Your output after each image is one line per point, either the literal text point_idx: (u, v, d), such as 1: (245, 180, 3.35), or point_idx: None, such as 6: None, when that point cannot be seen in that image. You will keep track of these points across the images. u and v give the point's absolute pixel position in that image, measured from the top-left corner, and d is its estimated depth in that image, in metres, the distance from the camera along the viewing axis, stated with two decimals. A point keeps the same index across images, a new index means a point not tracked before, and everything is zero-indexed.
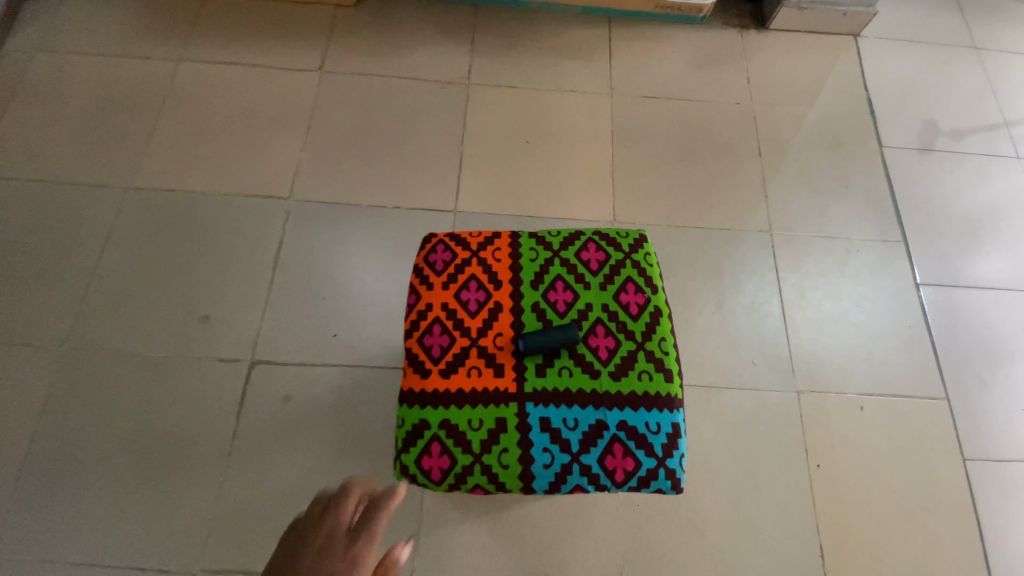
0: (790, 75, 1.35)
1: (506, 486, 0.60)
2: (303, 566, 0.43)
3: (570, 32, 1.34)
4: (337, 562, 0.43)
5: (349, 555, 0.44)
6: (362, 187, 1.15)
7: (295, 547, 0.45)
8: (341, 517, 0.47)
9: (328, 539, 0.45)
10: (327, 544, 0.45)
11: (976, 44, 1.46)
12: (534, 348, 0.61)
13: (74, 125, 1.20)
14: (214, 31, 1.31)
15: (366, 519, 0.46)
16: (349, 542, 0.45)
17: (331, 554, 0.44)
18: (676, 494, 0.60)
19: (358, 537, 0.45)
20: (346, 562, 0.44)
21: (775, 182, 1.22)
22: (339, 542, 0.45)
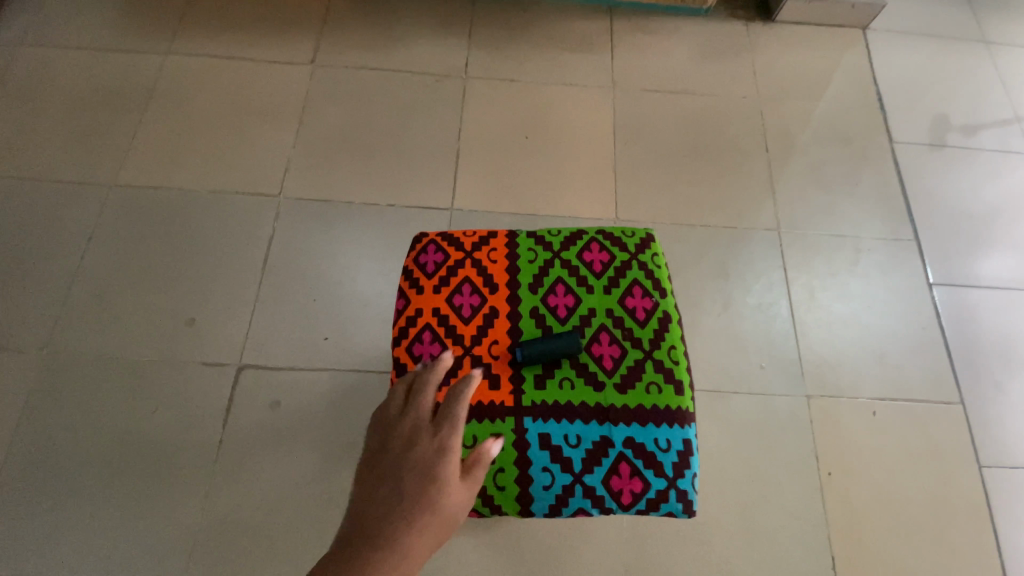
0: (797, 68, 1.31)
1: (503, 508, 0.56)
2: (396, 453, 0.48)
3: (570, 24, 1.30)
4: (424, 449, 0.47)
5: (435, 442, 0.48)
6: (355, 184, 1.11)
7: (389, 433, 0.50)
8: (421, 410, 0.51)
9: (415, 428, 0.49)
10: (413, 433, 0.49)
11: (986, 36, 1.42)
12: (532, 356, 0.58)
13: (58, 120, 1.16)
14: (203, 23, 1.27)
15: (447, 410, 0.50)
16: (434, 430, 0.49)
17: (419, 441, 0.48)
18: (689, 518, 0.56)
19: (441, 426, 0.49)
20: (432, 448, 0.48)
21: (782, 179, 1.18)
22: (425, 430, 0.49)
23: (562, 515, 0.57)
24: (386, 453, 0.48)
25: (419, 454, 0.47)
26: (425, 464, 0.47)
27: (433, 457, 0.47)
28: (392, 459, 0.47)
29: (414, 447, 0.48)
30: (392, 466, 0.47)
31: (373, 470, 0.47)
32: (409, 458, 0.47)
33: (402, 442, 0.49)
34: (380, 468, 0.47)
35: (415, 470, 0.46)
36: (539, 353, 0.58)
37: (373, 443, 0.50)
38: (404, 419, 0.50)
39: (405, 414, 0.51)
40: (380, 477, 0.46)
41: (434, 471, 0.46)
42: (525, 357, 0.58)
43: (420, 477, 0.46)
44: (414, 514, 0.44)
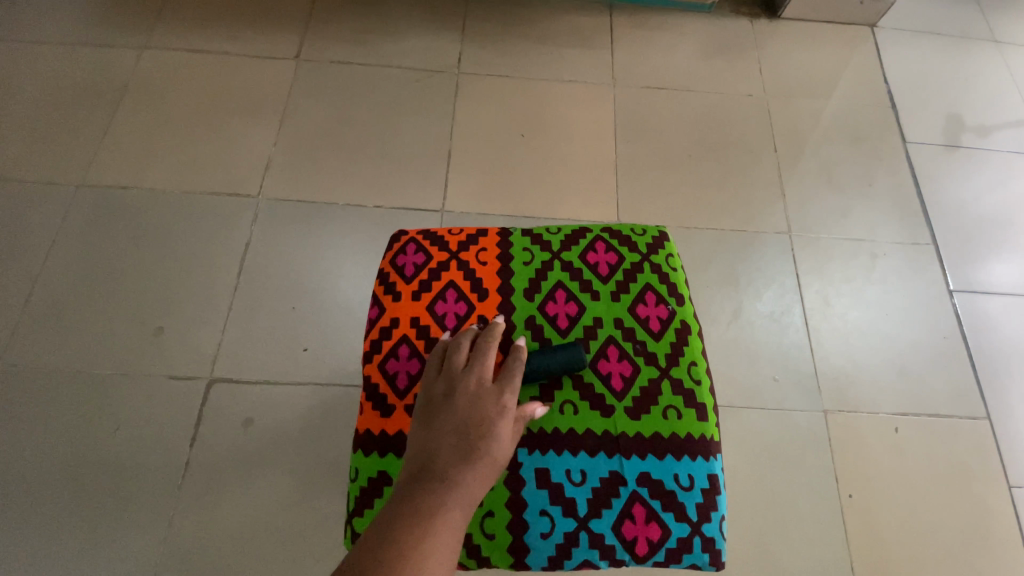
0: (805, 66, 1.26)
1: (492, 560, 0.48)
2: (459, 407, 0.46)
3: (568, 19, 1.25)
4: (489, 409, 0.45)
5: (499, 404, 0.46)
6: (340, 184, 1.04)
7: (448, 387, 0.47)
8: (485, 368, 0.48)
9: (478, 386, 0.47)
10: (477, 391, 0.47)
11: (998, 35, 1.37)
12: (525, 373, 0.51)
13: (23, 116, 1.09)
14: (182, 16, 1.21)
15: (512, 372, 0.48)
16: (501, 387, 0.47)
17: (487, 398, 0.46)
18: (716, 572, 0.49)
19: (508, 385, 0.47)
20: (497, 410, 0.46)
21: (792, 180, 1.12)
22: (488, 389, 0.47)
23: (563, 569, 0.49)
24: (449, 407, 0.46)
25: (484, 415, 0.45)
26: (489, 423, 0.45)
27: (498, 419, 0.45)
28: (455, 414, 0.45)
29: (480, 405, 0.45)
30: (456, 420, 0.45)
31: (433, 423, 0.45)
32: (475, 415, 0.45)
33: (466, 396, 0.46)
34: (444, 423, 0.45)
35: (479, 429, 0.44)
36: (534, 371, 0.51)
37: (429, 392, 0.47)
38: (465, 372, 0.48)
39: (465, 367, 0.48)
40: (442, 432, 0.44)
41: (497, 433, 0.45)
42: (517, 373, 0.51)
43: (485, 438, 0.44)
44: (478, 474, 0.43)
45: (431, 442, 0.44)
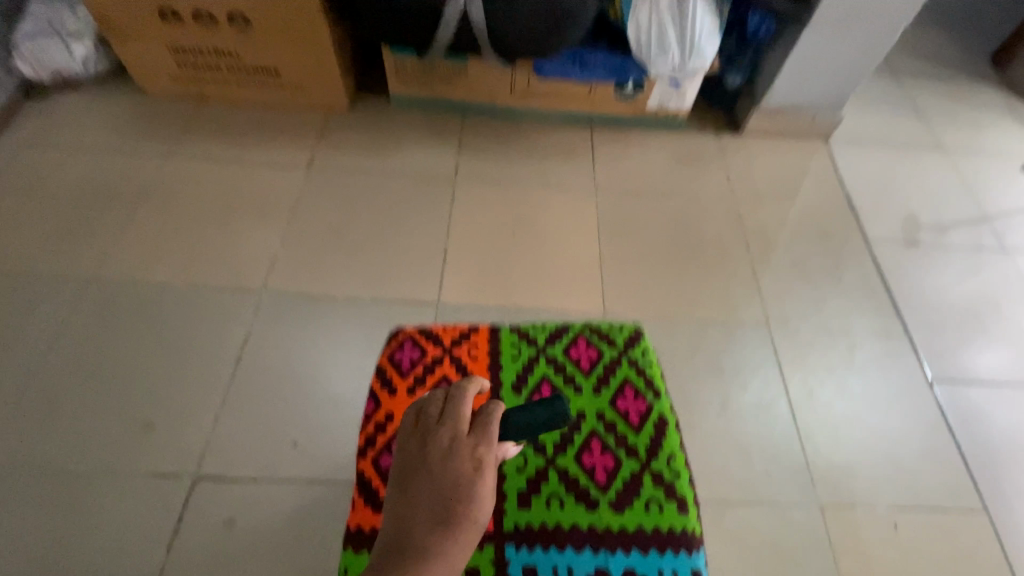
0: (770, 173, 1.39)
1: None
2: (434, 468, 0.46)
3: (554, 134, 1.39)
4: (464, 468, 0.46)
5: (474, 461, 0.46)
6: (340, 279, 1.10)
7: (422, 448, 0.48)
8: (459, 424, 0.48)
9: (452, 443, 0.47)
10: (450, 449, 0.47)
11: (939, 145, 1.53)
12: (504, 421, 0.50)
13: (46, 217, 1.17)
14: (205, 130, 1.34)
15: (487, 425, 0.48)
16: (476, 442, 0.47)
17: (462, 456, 0.47)
18: None
19: (483, 438, 0.47)
20: (472, 467, 0.46)
21: (766, 275, 1.19)
22: (462, 444, 0.47)
23: None
24: (425, 469, 0.46)
25: (459, 475, 0.46)
26: (465, 482, 0.45)
27: (473, 478, 0.46)
28: (431, 477, 0.46)
29: (454, 466, 0.46)
30: (431, 482, 0.45)
31: (409, 487, 0.46)
32: (451, 474, 0.46)
33: (440, 455, 0.47)
34: (420, 485, 0.45)
35: (455, 490, 0.45)
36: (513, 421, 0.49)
37: (406, 452, 0.48)
38: (439, 429, 0.48)
39: (439, 424, 0.49)
40: (419, 498, 0.45)
41: (474, 491, 0.45)
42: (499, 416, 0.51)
43: (461, 499, 0.45)
44: (457, 538, 0.43)
45: (408, 505, 0.45)
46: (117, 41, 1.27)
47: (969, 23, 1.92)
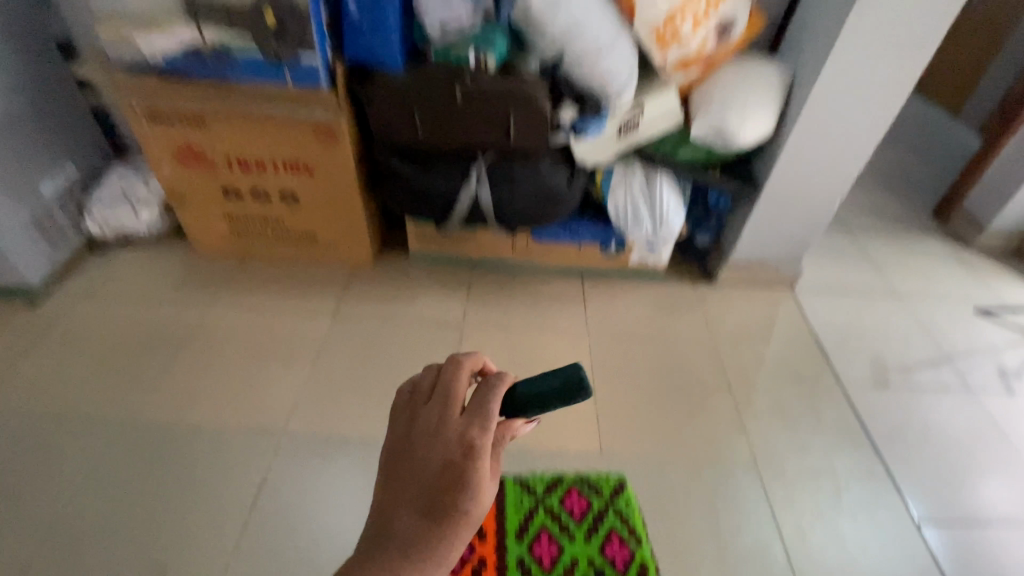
0: (743, 318, 1.55)
1: None
2: (425, 450, 0.51)
3: (550, 283, 1.58)
4: (454, 452, 0.50)
5: (462, 446, 0.50)
6: (355, 421, 1.19)
7: (417, 427, 0.52)
8: (451, 410, 0.53)
9: (444, 426, 0.52)
10: (442, 433, 0.51)
11: (895, 290, 1.71)
12: (518, 388, 0.59)
13: (94, 362, 1.30)
14: (245, 282, 1.53)
15: (480, 411, 0.52)
16: (467, 428, 0.51)
17: (454, 441, 0.51)
18: None
19: (474, 424, 0.51)
20: (461, 451, 0.50)
21: (750, 415, 1.28)
22: (453, 428, 0.51)
23: None
24: (417, 453, 0.51)
25: (447, 458, 0.50)
26: (453, 464, 0.49)
27: (461, 459, 0.50)
28: (421, 458, 0.50)
29: (443, 449, 0.50)
30: (422, 463, 0.50)
31: (402, 462, 0.51)
32: (442, 460, 0.50)
33: (433, 440, 0.51)
34: (412, 468, 0.50)
35: (444, 472, 0.49)
36: (526, 386, 0.59)
37: (401, 432, 0.53)
38: (433, 415, 0.53)
39: (434, 410, 0.53)
40: (410, 475, 0.50)
41: (462, 474, 0.49)
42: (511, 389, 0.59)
43: (448, 481, 0.48)
44: (443, 517, 0.47)
45: (399, 486, 0.49)
46: (180, 211, 1.51)
47: (905, 183, 2.23)
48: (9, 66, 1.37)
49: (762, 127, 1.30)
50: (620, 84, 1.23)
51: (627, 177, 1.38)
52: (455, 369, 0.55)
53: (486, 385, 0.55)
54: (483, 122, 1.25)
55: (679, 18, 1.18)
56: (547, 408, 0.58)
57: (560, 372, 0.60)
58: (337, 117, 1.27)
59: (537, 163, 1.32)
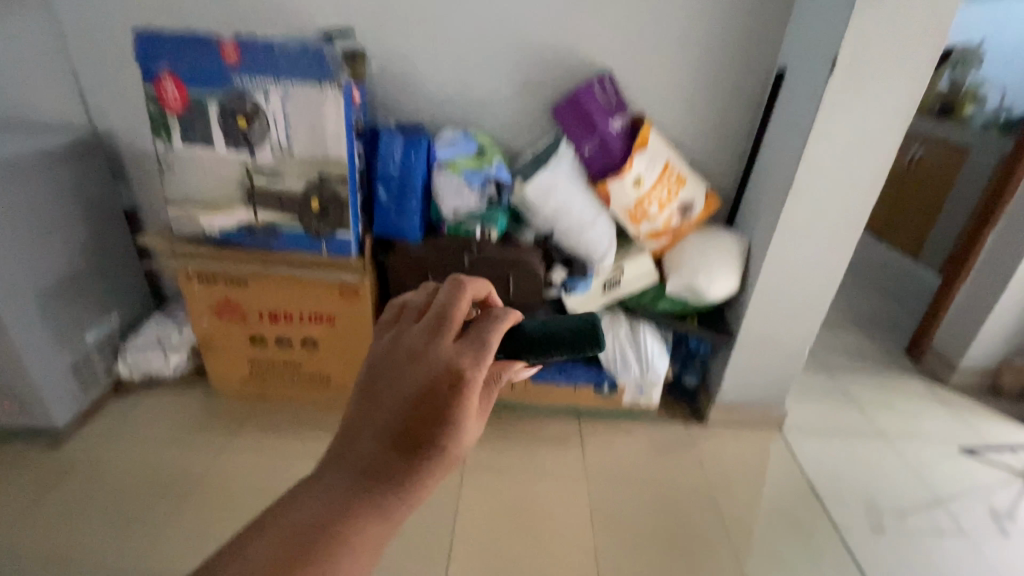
0: (736, 460, 1.60)
1: None
2: (409, 376, 0.47)
3: (549, 425, 1.66)
4: (440, 382, 0.46)
5: (450, 378, 0.46)
6: None
7: (405, 352, 0.49)
8: (443, 338, 0.49)
9: (434, 353, 0.48)
10: (430, 361, 0.48)
11: (881, 428, 1.77)
12: (525, 332, 0.61)
13: (103, 511, 1.34)
14: (259, 426, 1.62)
15: (476, 342, 0.48)
16: (461, 356, 0.48)
17: (444, 368, 0.47)
18: None
19: (467, 353, 0.48)
20: (447, 382, 0.46)
21: (749, 568, 1.29)
22: (443, 356, 0.48)
23: None
24: (403, 375, 0.47)
25: (432, 388, 0.46)
26: (437, 396, 0.46)
27: (446, 392, 0.46)
28: (404, 384, 0.47)
29: (429, 376, 0.47)
30: (404, 389, 0.46)
31: (382, 389, 0.47)
32: (428, 386, 0.46)
33: (422, 365, 0.47)
34: (395, 391, 0.46)
35: (424, 405, 0.46)
36: (535, 332, 0.61)
37: (388, 352, 0.49)
38: (426, 339, 0.49)
39: (428, 335, 0.49)
40: (391, 403, 0.46)
41: (445, 413, 0.45)
42: (516, 333, 0.61)
43: (430, 416, 0.45)
44: (418, 459, 0.44)
45: (376, 412, 0.46)
46: (208, 356, 1.64)
47: (879, 324, 2.36)
48: (83, 234, 1.60)
49: (728, 285, 1.49)
50: (601, 250, 1.48)
51: (613, 326, 1.55)
52: (456, 294, 0.52)
53: (486, 319, 0.52)
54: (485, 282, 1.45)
55: (647, 203, 1.45)
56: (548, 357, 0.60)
57: (571, 333, 0.63)
58: (360, 276, 1.47)
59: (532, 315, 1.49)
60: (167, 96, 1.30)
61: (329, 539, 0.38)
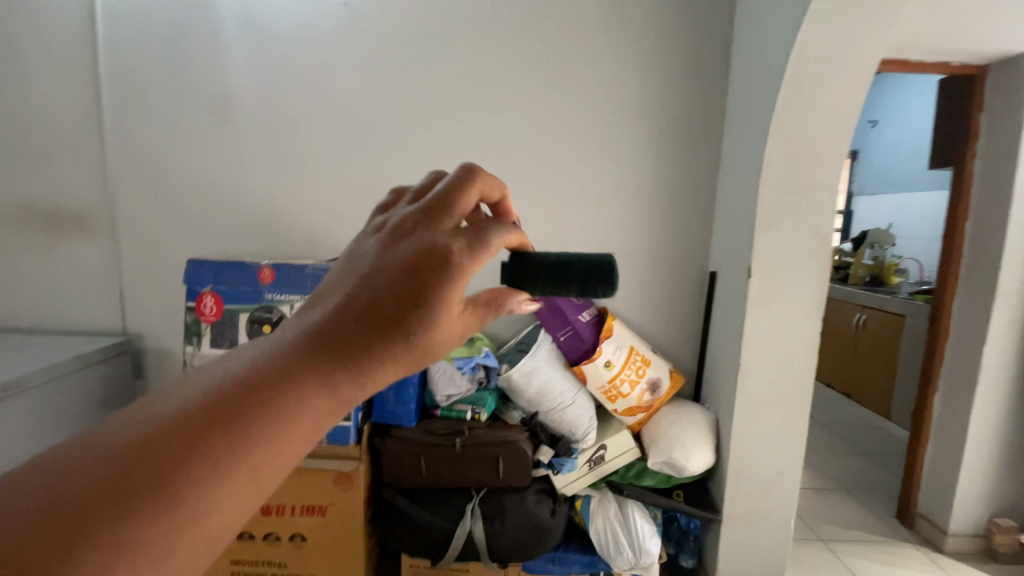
0: None
1: None
2: (396, 253, 0.43)
3: None
4: (427, 265, 0.42)
5: (439, 263, 0.42)
6: None
7: (398, 233, 0.45)
8: (442, 226, 0.45)
9: (430, 236, 0.44)
10: (422, 242, 0.43)
11: None
12: (535, 264, 0.64)
13: None
14: None
15: (474, 233, 0.44)
16: (454, 241, 0.43)
17: (432, 247, 0.42)
18: None
19: (461, 240, 0.43)
20: (436, 266, 0.42)
21: None
22: (437, 239, 0.43)
23: None
24: (386, 250, 0.43)
25: (417, 270, 0.41)
26: (421, 281, 0.41)
27: (432, 278, 0.41)
28: (386, 262, 0.42)
29: (416, 256, 0.42)
30: (386, 264, 0.42)
31: (364, 264, 0.42)
32: (410, 262, 0.42)
33: (411, 245, 0.43)
34: (374, 262, 0.42)
35: (404, 287, 0.40)
36: (545, 265, 0.64)
37: (377, 232, 0.46)
38: (423, 221, 0.46)
39: (426, 216, 0.46)
40: (367, 279, 0.41)
41: (424, 302, 0.41)
42: (527, 262, 0.64)
43: (408, 302, 0.40)
44: (388, 348, 0.38)
45: (352, 284, 0.41)
46: None
47: (865, 490, 2.38)
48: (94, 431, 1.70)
49: (705, 458, 1.59)
50: (583, 427, 1.63)
51: (603, 503, 1.60)
52: (466, 182, 0.48)
53: (492, 220, 0.48)
54: (477, 464, 1.53)
55: (620, 383, 1.62)
56: (556, 293, 0.64)
57: (582, 261, 0.65)
58: (357, 462, 1.55)
59: (522, 494, 1.55)
60: (205, 309, 1.54)
61: (251, 409, 0.32)
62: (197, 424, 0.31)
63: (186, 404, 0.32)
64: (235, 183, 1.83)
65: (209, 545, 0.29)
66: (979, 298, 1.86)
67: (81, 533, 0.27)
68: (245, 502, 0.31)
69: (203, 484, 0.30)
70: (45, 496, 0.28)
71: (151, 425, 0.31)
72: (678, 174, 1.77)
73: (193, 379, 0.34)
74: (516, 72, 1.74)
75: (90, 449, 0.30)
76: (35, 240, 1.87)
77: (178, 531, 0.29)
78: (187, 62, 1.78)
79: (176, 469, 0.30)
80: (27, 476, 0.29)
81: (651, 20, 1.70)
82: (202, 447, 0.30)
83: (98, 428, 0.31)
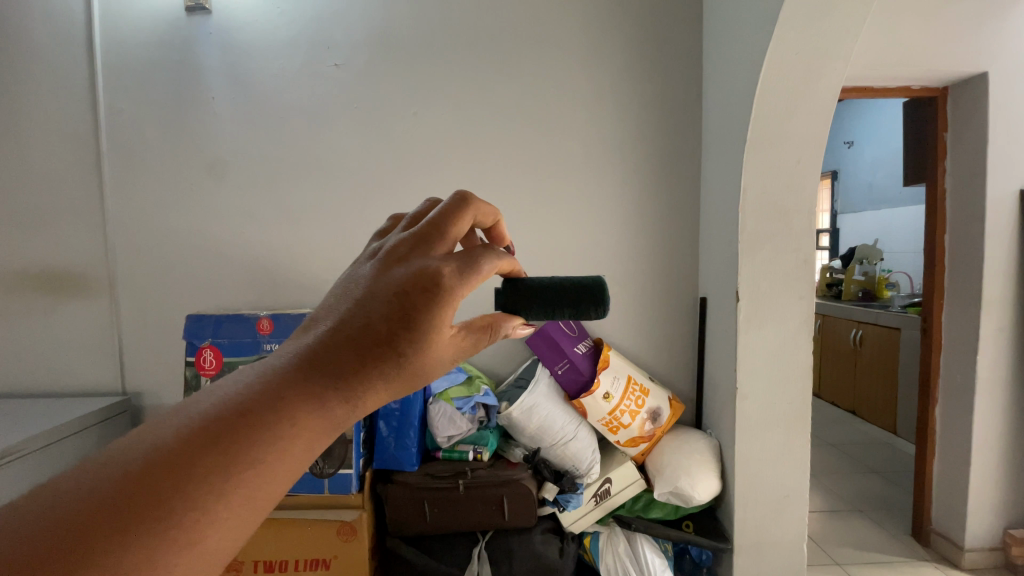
0: None
1: None
2: (391, 275, 0.47)
3: None
4: (419, 289, 0.47)
5: (428, 287, 0.47)
6: None
7: (393, 257, 0.50)
8: (432, 253, 0.50)
9: (422, 260, 0.49)
10: (413, 266, 0.48)
11: None
12: (528, 290, 0.67)
13: None
14: None
15: (465, 261, 0.50)
16: (445, 265, 0.48)
17: (425, 269, 0.47)
18: None
19: (451, 265, 0.49)
20: (426, 289, 0.47)
21: None
22: (428, 263, 0.49)
23: None
24: (384, 274, 0.48)
25: (409, 294, 0.46)
26: (411, 305, 0.46)
27: (422, 302, 0.47)
28: (380, 284, 0.47)
29: (408, 279, 0.47)
30: (382, 285, 0.47)
31: (360, 286, 0.47)
32: (405, 284, 0.47)
33: (403, 270, 0.48)
34: (373, 285, 0.47)
35: (396, 311, 0.46)
36: (539, 289, 0.67)
37: (376, 257, 0.51)
38: (417, 247, 0.50)
39: (420, 242, 0.51)
40: (364, 303, 0.45)
41: (414, 325, 0.46)
42: (522, 287, 0.67)
43: (401, 325, 0.45)
44: (379, 370, 0.43)
45: (350, 306, 0.45)
46: None
47: (878, 508, 2.34)
48: None
49: (711, 485, 1.57)
50: (587, 461, 1.61)
51: (612, 539, 1.56)
52: (458, 212, 0.53)
53: (481, 248, 0.53)
54: (481, 506, 1.51)
55: (620, 414, 1.62)
56: (550, 317, 0.66)
57: (575, 286, 0.68)
58: (359, 511, 1.54)
59: (529, 534, 1.53)
60: (205, 362, 1.56)
61: (257, 426, 0.37)
62: (211, 437, 0.35)
63: (202, 419, 0.36)
64: (233, 238, 1.88)
65: (222, 547, 0.34)
66: (966, 308, 1.89)
67: (111, 536, 0.31)
68: (254, 507, 0.36)
69: (217, 493, 0.34)
70: (78, 507, 0.32)
71: (169, 442, 0.35)
72: (661, 206, 1.83)
73: (208, 397, 0.39)
74: (500, 118, 1.82)
75: (118, 464, 0.34)
76: (36, 303, 1.90)
77: (196, 535, 0.33)
78: (185, 127, 1.86)
79: (190, 484, 0.34)
80: (64, 488, 0.33)
81: (624, 65, 1.79)
82: (217, 459, 0.35)
83: (124, 445, 0.36)
